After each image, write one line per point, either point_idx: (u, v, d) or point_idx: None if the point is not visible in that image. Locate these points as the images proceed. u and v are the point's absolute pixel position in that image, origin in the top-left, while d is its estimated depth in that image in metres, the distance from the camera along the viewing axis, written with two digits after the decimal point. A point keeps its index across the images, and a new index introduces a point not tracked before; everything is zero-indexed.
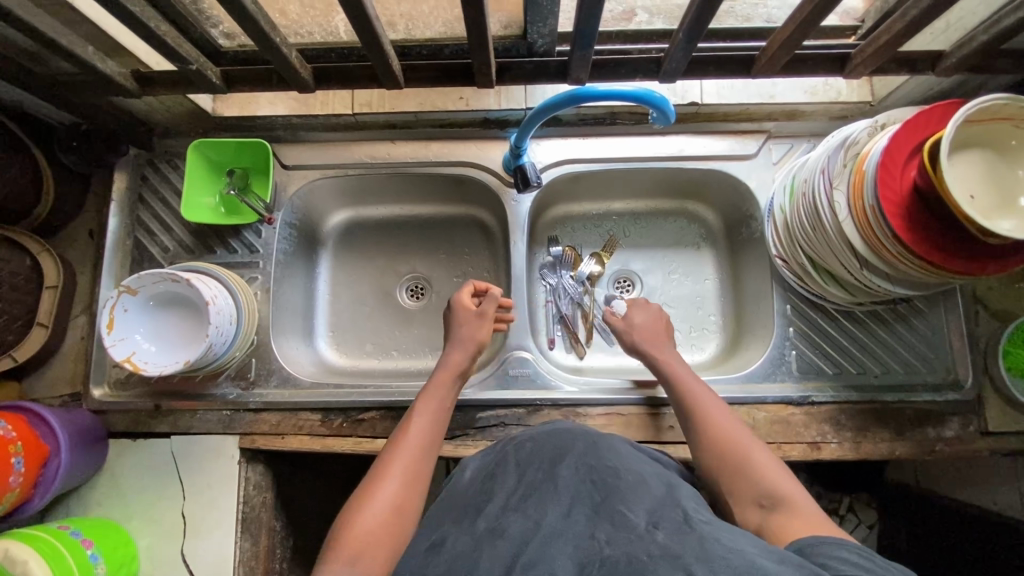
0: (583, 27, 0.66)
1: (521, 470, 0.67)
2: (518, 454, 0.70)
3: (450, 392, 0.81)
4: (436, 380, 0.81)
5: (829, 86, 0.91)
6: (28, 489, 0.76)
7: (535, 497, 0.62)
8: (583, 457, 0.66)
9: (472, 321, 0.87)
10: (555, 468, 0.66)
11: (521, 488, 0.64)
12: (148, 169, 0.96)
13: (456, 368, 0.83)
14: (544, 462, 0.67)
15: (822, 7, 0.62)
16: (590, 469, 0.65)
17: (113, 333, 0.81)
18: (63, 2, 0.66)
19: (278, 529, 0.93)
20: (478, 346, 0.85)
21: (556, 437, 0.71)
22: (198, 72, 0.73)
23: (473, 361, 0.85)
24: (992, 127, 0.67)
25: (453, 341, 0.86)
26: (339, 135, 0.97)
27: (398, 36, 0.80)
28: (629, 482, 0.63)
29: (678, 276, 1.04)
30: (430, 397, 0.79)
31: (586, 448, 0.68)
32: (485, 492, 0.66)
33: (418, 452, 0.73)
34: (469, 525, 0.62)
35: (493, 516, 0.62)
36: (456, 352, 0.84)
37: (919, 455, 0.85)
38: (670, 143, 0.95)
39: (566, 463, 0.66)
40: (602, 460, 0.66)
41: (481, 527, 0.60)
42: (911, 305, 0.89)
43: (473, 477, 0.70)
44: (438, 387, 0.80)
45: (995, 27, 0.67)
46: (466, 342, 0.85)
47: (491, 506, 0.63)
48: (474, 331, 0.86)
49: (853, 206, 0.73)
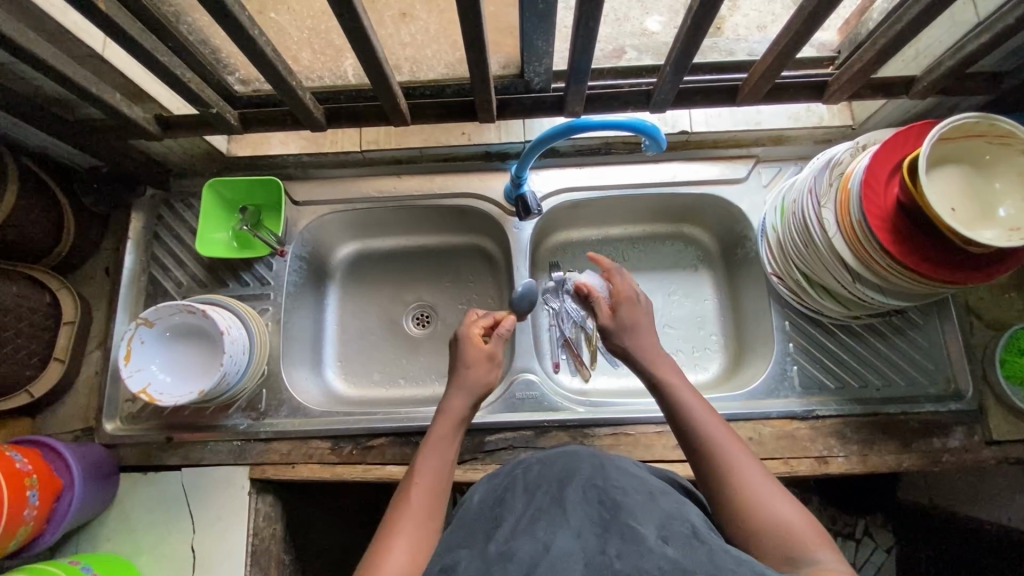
0: (578, 64, 0.72)
1: (530, 494, 0.62)
2: (526, 476, 0.65)
3: (456, 439, 0.73)
4: (437, 428, 0.73)
5: (811, 113, 0.96)
6: (41, 523, 0.76)
7: (544, 519, 0.57)
8: (590, 478, 0.61)
9: (479, 362, 0.79)
10: (563, 490, 0.61)
11: (530, 512, 0.59)
12: (164, 209, 1.00)
13: (453, 417, 0.74)
14: (551, 485, 0.62)
15: (795, 40, 0.67)
16: (599, 489, 0.60)
17: (129, 364, 0.83)
18: (94, 53, 0.71)
19: (286, 562, 0.92)
20: (480, 393, 0.78)
21: (563, 459, 0.66)
22: (219, 114, 0.79)
23: (474, 407, 0.77)
24: (967, 144, 0.70)
25: (456, 381, 0.78)
26: (348, 171, 1.02)
27: (403, 77, 0.84)
28: (639, 500, 0.58)
29: (677, 298, 1.06)
30: (436, 445, 0.71)
31: (593, 470, 0.63)
32: (496, 518, 0.61)
33: (426, 501, 0.65)
34: (481, 549, 0.56)
35: (503, 539, 0.56)
36: (456, 396, 0.76)
37: (926, 466, 0.86)
38: (663, 170, 1.00)
39: (573, 483, 0.61)
40: (609, 479, 0.61)
41: (492, 551, 0.55)
42: (906, 317, 0.92)
43: (480, 506, 0.64)
44: (441, 435, 0.72)
45: (960, 52, 0.71)
46: (469, 388, 0.77)
47: (502, 530, 0.58)
48: (480, 375, 0.78)
49: (841, 222, 0.76)
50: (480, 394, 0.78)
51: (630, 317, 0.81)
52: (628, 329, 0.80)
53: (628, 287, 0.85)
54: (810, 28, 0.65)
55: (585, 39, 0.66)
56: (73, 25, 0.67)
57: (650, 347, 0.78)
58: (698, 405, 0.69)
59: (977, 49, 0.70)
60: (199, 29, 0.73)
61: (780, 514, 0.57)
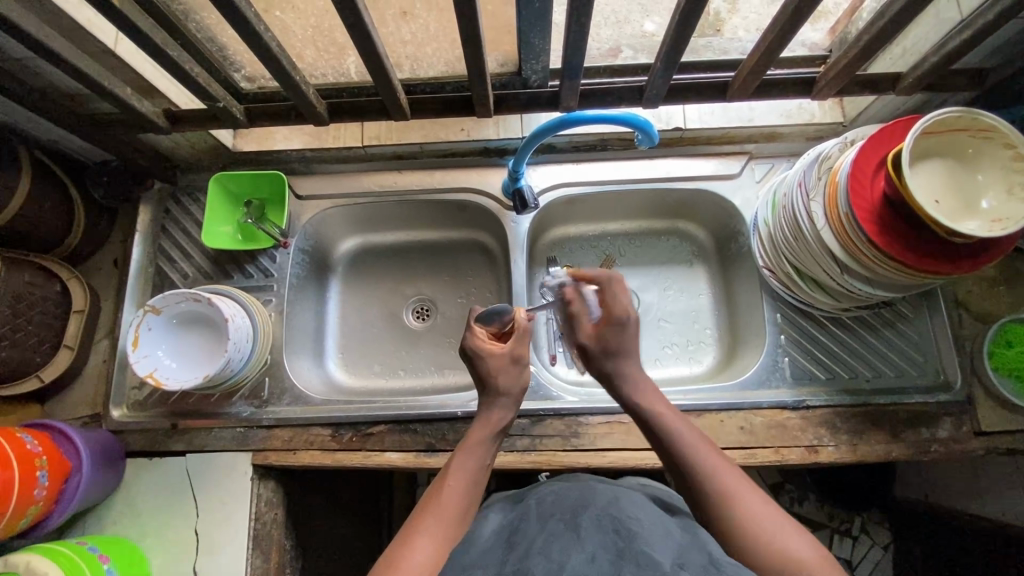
0: (572, 60, 0.74)
1: (542, 521, 0.62)
2: (539, 508, 0.66)
3: (491, 447, 0.73)
4: (473, 435, 0.73)
5: (803, 110, 0.99)
6: (50, 504, 0.79)
7: (558, 540, 0.57)
8: (605, 510, 0.62)
9: (506, 367, 0.76)
10: (576, 518, 0.61)
11: (544, 534, 0.59)
12: (171, 203, 1.03)
13: (496, 424, 0.74)
14: (565, 513, 0.63)
15: (781, 37, 0.69)
16: (614, 519, 0.60)
17: (137, 350, 0.86)
18: (107, 49, 0.74)
19: (287, 548, 0.94)
20: (518, 395, 0.77)
21: (577, 493, 0.67)
22: (225, 108, 0.82)
23: (514, 417, 0.77)
24: (950, 138, 0.72)
25: (492, 391, 0.76)
26: (350, 166, 1.04)
27: (404, 75, 0.87)
28: (654, 531, 0.59)
29: (673, 292, 1.08)
30: (473, 449, 0.71)
31: (607, 503, 0.64)
32: (507, 542, 0.61)
33: (453, 507, 0.65)
34: (494, 566, 0.57)
35: (516, 557, 0.56)
36: (497, 407, 0.75)
37: (915, 455, 0.87)
38: (658, 166, 1.02)
39: (588, 513, 0.62)
40: (625, 513, 0.62)
41: (505, 567, 0.55)
42: (896, 310, 0.93)
43: (491, 536, 0.65)
44: (478, 440, 0.72)
45: (943, 49, 0.73)
46: (508, 396, 0.76)
47: (514, 550, 0.58)
48: (511, 379, 0.76)
49: (829, 214, 0.78)
50: (519, 400, 0.78)
51: (619, 343, 0.76)
52: (618, 355, 0.76)
53: (622, 309, 0.77)
54: (794, 26, 0.67)
55: (577, 35, 0.68)
56: (87, 21, 0.70)
57: (638, 374, 0.75)
58: (687, 431, 0.68)
59: (959, 46, 0.72)
60: (207, 27, 0.76)
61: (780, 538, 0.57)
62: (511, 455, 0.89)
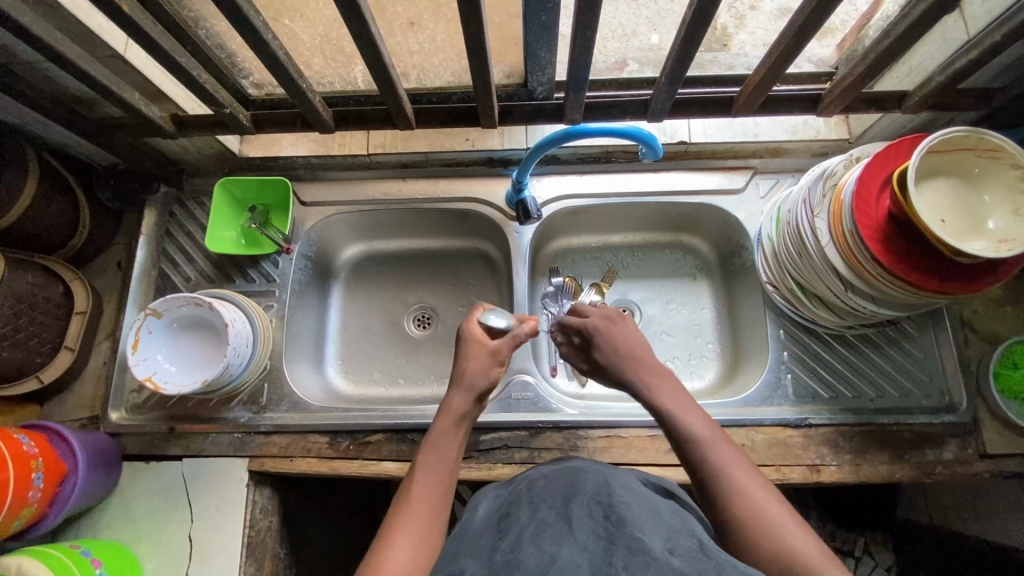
0: (577, 74, 0.74)
1: (533, 506, 0.60)
2: (530, 491, 0.63)
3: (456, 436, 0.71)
4: (437, 428, 0.71)
5: (808, 126, 0.98)
6: (44, 506, 0.78)
7: (550, 530, 0.54)
8: (595, 493, 0.59)
9: (482, 357, 0.77)
10: (568, 505, 0.58)
11: (535, 523, 0.56)
12: (176, 206, 1.03)
13: (457, 411, 0.73)
14: (557, 498, 0.59)
15: (788, 51, 0.69)
16: (604, 505, 0.57)
17: (137, 353, 0.86)
18: (117, 54, 0.75)
19: (281, 556, 0.93)
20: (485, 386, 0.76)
21: (567, 476, 0.64)
22: (232, 114, 0.82)
23: (477, 401, 0.75)
24: (956, 157, 0.72)
25: (455, 379, 0.75)
26: (355, 173, 1.05)
27: (410, 84, 0.87)
28: (645, 515, 0.56)
29: (675, 306, 1.08)
30: (439, 442, 0.70)
31: (598, 485, 0.61)
32: (500, 530, 0.58)
33: (428, 506, 0.64)
34: (485, 556, 0.54)
35: (507, 548, 0.54)
36: (456, 393, 0.74)
37: (919, 477, 0.86)
38: (662, 179, 1.02)
39: (579, 499, 0.59)
40: (615, 496, 0.58)
41: (497, 560, 0.53)
42: (901, 329, 0.92)
43: (484, 520, 0.61)
44: (444, 431, 0.71)
45: (950, 68, 0.73)
46: (471, 383, 0.74)
47: (507, 539, 0.55)
48: (480, 368, 0.76)
49: (833, 231, 0.77)
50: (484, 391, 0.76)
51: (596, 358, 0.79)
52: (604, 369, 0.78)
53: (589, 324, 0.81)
54: (800, 43, 0.67)
55: (583, 49, 0.68)
56: (99, 27, 0.71)
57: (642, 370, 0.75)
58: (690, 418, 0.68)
59: (965, 66, 0.72)
60: (216, 34, 0.77)
61: (786, 534, 0.55)
62: (508, 467, 0.89)
